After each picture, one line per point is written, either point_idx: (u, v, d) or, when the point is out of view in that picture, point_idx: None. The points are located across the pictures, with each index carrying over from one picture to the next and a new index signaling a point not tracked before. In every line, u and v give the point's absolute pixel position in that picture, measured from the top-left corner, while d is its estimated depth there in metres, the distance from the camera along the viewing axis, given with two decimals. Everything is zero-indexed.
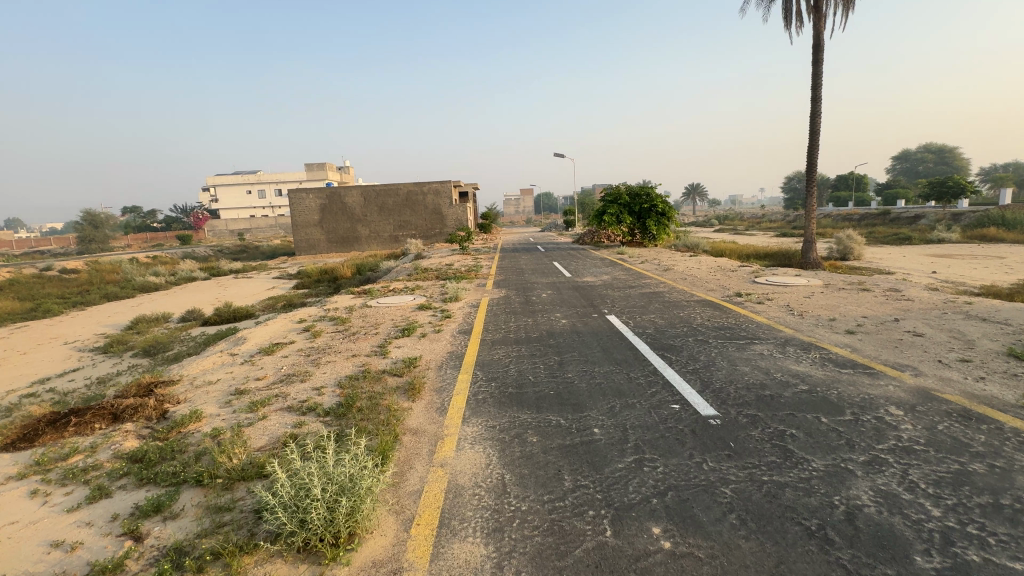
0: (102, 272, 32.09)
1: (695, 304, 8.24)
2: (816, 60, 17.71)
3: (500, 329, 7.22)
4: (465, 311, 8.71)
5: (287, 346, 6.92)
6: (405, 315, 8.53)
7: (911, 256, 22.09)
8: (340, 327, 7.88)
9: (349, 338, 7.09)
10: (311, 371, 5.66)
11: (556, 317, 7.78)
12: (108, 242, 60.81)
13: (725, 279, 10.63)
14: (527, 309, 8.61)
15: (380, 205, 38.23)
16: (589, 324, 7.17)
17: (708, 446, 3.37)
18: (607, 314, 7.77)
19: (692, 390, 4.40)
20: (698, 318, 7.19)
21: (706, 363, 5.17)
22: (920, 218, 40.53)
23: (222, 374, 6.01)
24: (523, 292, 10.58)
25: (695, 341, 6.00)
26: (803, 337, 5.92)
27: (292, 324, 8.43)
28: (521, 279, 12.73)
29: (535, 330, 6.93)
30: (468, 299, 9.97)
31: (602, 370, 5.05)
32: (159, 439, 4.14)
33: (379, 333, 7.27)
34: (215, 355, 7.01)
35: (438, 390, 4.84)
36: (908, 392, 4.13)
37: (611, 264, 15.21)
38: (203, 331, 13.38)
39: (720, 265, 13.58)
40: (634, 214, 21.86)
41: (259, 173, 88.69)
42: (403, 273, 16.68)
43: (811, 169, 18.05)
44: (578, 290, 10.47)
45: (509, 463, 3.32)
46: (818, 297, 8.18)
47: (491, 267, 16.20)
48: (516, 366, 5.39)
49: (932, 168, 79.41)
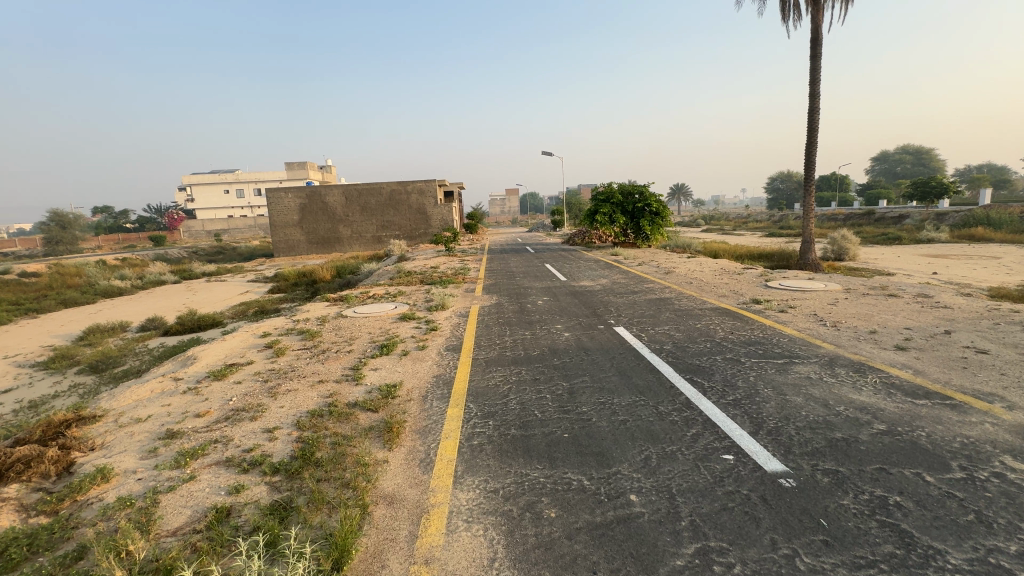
0: (64, 276, 30.16)
1: (712, 312, 7.38)
2: (815, 55, 17.17)
3: (494, 345, 6.24)
4: (453, 323, 7.71)
5: (242, 368, 5.85)
6: (385, 327, 7.48)
7: (906, 256, 21.68)
8: (308, 344, 6.80)
9: (318, 358, 6.04)
10: (267, 404, 4.62)
11: (557, 329, 6.83)
12: (76, 244, 58.02)
13: (734, 284, 9.83)
14: (523, 319, 7.65)
15: (363, 205, 36.90)
16: (595, 338, 6.25)
17: (793, 526, 2.47)
18: (614, 326, 6.87)
19: (744, 432, 3.50)
20: (719, 330, 6.33)
21: (747, 390, 4.29)
22: (906, 218, 40.64)
23: (156, 407, 4.92)
24: (516, 299, 9.65)
25: (725, 362, 5.11)
26: (849, 356, 5.09)
27: (254, 339, 7.32)
28: (512, 283, 11.79)
29: (536, 347, 5.98)
30: (455, 307, 8.96)
31: (624, 403, 4.13)
32: (42, 513, 3.06)
33: (354, 352, 6.23)
34: (156, 379, 5.90)
35: (422, 433, 3.84)
36: (1015, 434, 3.29)
37: (607, 267, 14.33)
38: (162, 344, 12.12)
39: (723, 267, 12.84)
40: (627, 214, 21.06)
41: (237, 172, 86.13)
42: (385, 276, 15.56)
43: (810, 167, 17.51)
44: (576, 296, 9.56)
45: (521, 559, 2.36)
46: (845, 305, 7.39)
47: (479, 269, 15.22)
48: (517, 398, 4.43)
49: (911, 169, 80.93)
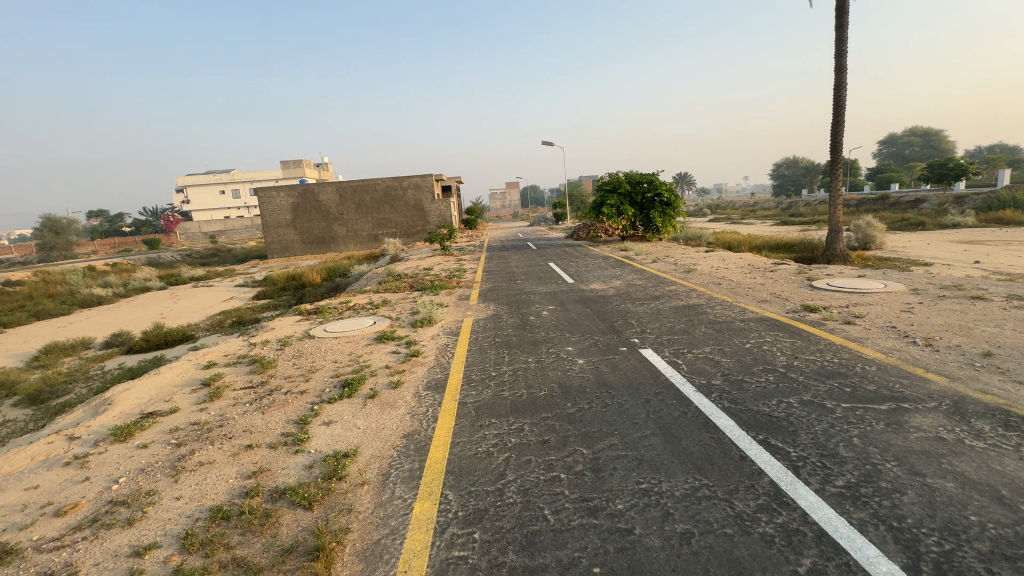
0: (46, 284, 28.83)
1: (761, 326, 5.92)
2: (840, 25, 15.60)
3: (488, 381, 4.81)
4: (440, 345, 6.30)
5: (157, 424, 4.44)
6: (355, 354, 6.07)
7: (937, 243, 20.15)
8: (254, 380, 5.38)
9: (258, 405, 4.63)
10: (159, 494, 3.22)
11: (568, 355, 5.40)
12: (71, 249, 56.61)
13: (773, 285, 8.38)
14: (525, 337, 6.23)
15: (357, 202, 35.48)
16: (618, 370, 4.82)
17: None
18: (639, 348, 5.45)
19: (898, 570, 2.08)
20: (776, 354, 4.92)
21: (857, 465, 2.89)
22: (922, 203, 39.00)
23: (16, 493, 3.51)
24: (517, 308, 8.27)
25: (806, 410, 3.67)
26: (976, 397, 3.66)
27: (192, 372, 5.91)
28: (513, 287, 10.42)
29: (542, 385, 4.55)
30: (444, 322, 7.55)
31: (680, 496, 2.71)
32: None
33: (307, 393, 4.83)
34: (45, 439, 4.48)
35: (368, 561, 2.44)
36: None
37: (618, 265, 12.87)
38: (120, 365, 10.76)
39: (750, 263, 11.40)
40: (636, 205, 19.53)
41: (232, 172, 84.63)
42: (373, 280, 14.18)
43: (836, 149, 15.98)
44: (587, 303, 8.15)
45: None
46: (926, 313, 5.92)
47: (476, 270, 13.84)
48: (518, 482, 3.02)
49: (919, 151, 79.05)
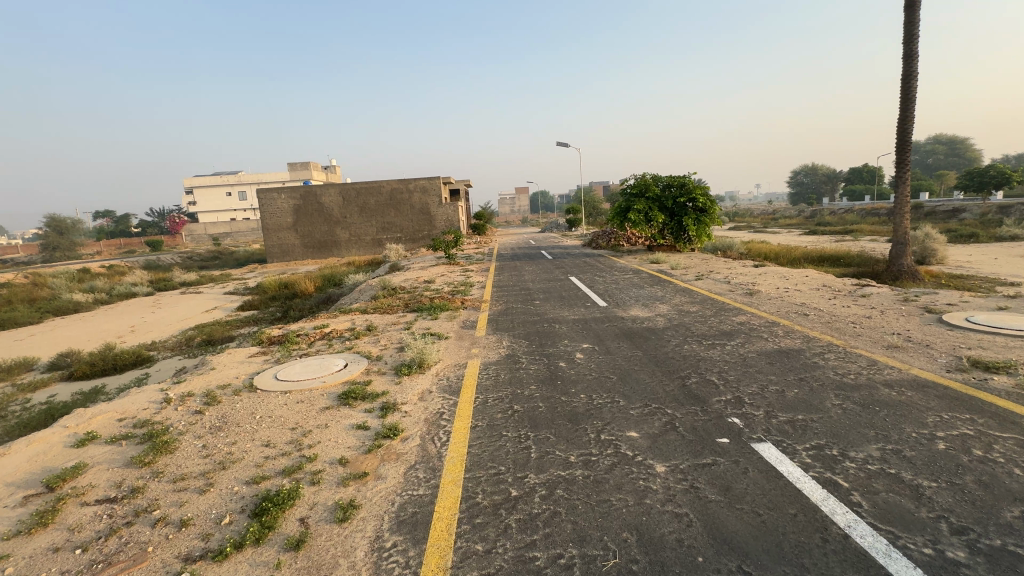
0: (30, 287, 27.14)
1: (934, 402, 3.75)
2: (911, 5, 13.40)
3: (505, 518, 2.68)
4: (432, 413, 4.20)
5: None
6: (300, 430, 3.97)
7: (1005, 258, 17.79)
8: (125, 485, 3.30)
9: (88, 563, 2.54)
10: None
11: (634, 453, 3.27)
12: (74, 249, 55.20)
13: (885, 319, 6.21)
14: (557, 407, 4.09)
15: (361, 205, 33.63)
16: (738, 501, 2.68)
17: None
18: (751, 442, 3.31)
19: None
20: (1016, 475, 2.75)
21: None
22: (963, 211, 36.39)
23: None
24: (539, 345, 6.15)
25: None
26: None
27: (51, 458, 3.82)
28: (531, 311, 8.36)
29: (606, 541, 2.43)
30: (440, 366, 5.47)
31: None
32: None
33: (187, 531, 2.73)
34: None
35: None
36: None
37: (655, 282, 10.78)
38: (50, 398, 8.79)
39: (825, 283, 9.24)
40: (666, 212, 17.37)
41: (240, 174, 83.36)
42: (366, 293, 12.23)
43: (904, 148, 13.72)
44: (635, 341, 6.03)
45: None
46: None
47: (486, 286, 11.78)
48: None
49: (945, 160, 76.06)
